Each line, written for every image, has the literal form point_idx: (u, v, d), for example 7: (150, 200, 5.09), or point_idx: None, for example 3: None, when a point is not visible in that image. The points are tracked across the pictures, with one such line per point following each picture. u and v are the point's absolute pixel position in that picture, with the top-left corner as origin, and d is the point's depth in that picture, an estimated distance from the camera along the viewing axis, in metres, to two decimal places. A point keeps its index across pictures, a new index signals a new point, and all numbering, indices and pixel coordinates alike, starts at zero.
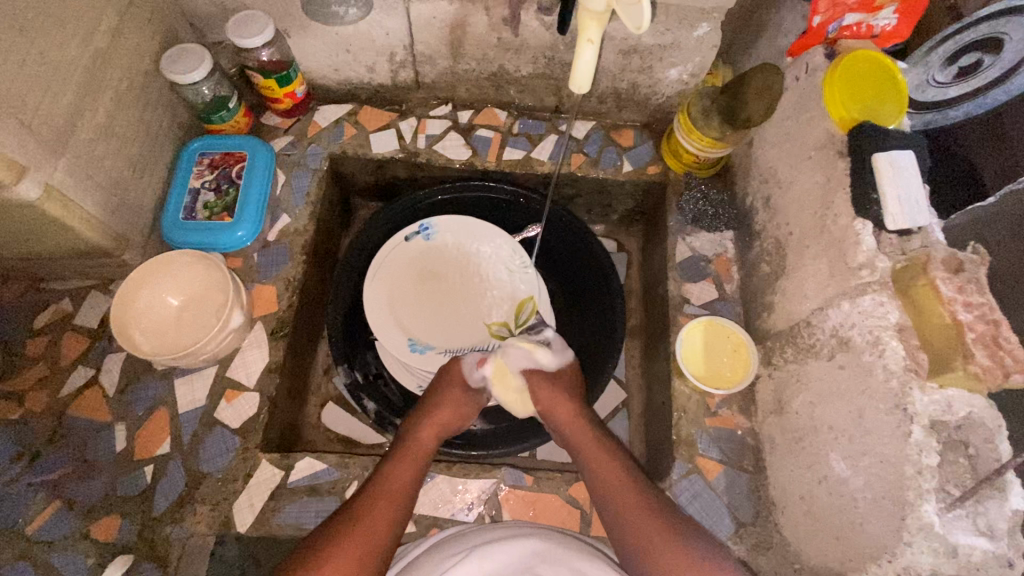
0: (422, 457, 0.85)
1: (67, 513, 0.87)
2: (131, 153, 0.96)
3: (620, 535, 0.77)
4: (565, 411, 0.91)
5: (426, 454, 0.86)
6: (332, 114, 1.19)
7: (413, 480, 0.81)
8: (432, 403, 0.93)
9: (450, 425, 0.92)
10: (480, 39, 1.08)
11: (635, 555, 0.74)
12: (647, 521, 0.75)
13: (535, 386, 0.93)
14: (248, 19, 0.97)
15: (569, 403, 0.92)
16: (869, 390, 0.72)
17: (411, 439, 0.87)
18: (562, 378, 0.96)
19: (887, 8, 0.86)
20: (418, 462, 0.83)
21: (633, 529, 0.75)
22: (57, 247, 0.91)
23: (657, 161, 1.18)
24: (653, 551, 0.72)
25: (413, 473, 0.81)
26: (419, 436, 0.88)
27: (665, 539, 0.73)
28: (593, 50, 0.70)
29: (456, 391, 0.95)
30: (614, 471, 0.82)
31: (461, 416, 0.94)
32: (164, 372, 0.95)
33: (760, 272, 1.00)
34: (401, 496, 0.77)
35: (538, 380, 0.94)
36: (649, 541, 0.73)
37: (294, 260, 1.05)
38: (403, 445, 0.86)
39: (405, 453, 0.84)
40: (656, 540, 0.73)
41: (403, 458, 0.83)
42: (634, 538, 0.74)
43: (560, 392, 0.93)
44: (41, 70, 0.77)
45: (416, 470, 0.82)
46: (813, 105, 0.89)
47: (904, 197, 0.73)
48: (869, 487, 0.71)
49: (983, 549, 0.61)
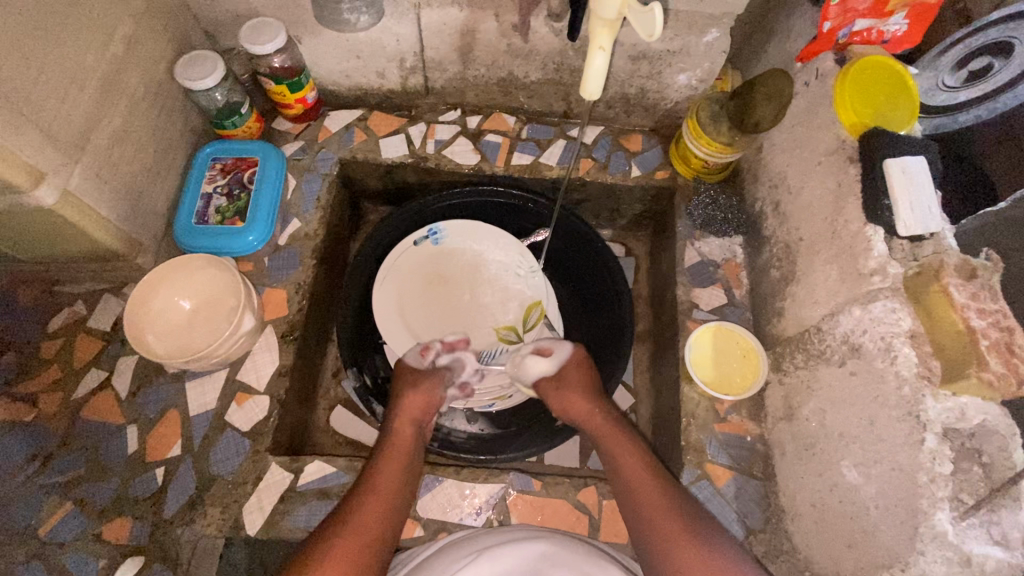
0: (404, 451, 0.85)
1: (80, 515, 0.87)
2: (146, 158, 0.97)
3: (636, 533, 0.77)
4: (582, 406, 0.93)
5: (408, 448, 0.87)
6: (343, 120, 1.20)
7: (399, 475, 0.81)
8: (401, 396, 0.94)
9: (427, 413, 0.93)
10: (489, 45, 1.08)
11: (651, 551, 0.74)
12: (662, 520, 0.74)
13: (543, 391, 0.97)
14: (261, 26, 0.98)
15: (583, 395, 0.94)
16: (880, 396, 0.72)
17: (390, 437, 0.88)
18: (569, 378, 0.97)
19: (898, 14, 0.85)
20: (401, 456, 0.84)
21: (649, 525, 0.75)
22: (73, 251, 0.92)
23: (666, 166, 1.18)
24: (668, 554, 0.72)
25: (401, 469, 0.82)
26: (397, 433, 0.88)
27: (682, 538, 0.72)
28: (604, 57, 0.70)
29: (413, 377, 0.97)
30: (632, 466, 0.82)
31: (429, 397, 0.94)
32: (176, 375, 0.96)
33: (769, 278, 1.00)
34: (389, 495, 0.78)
35: (545, 387, 0.97)
36: (664, 543, 0.73)
37: (304, 264, 1.06)
38: (385, 444, 0.87)
39: (388, 451, 0.85)
40: (671, 535, 0.73)
41: (386, 456, 0.84)
42: (651, 534, 0.75)
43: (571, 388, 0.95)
44: (59, 77, 0.78)
45: (399, 465, 0.83)
46: (823, 111, 0.89)
47: (917, 203, 0.73)
48: (881, 494, 0.70)
49: (997, 559, 0.60)
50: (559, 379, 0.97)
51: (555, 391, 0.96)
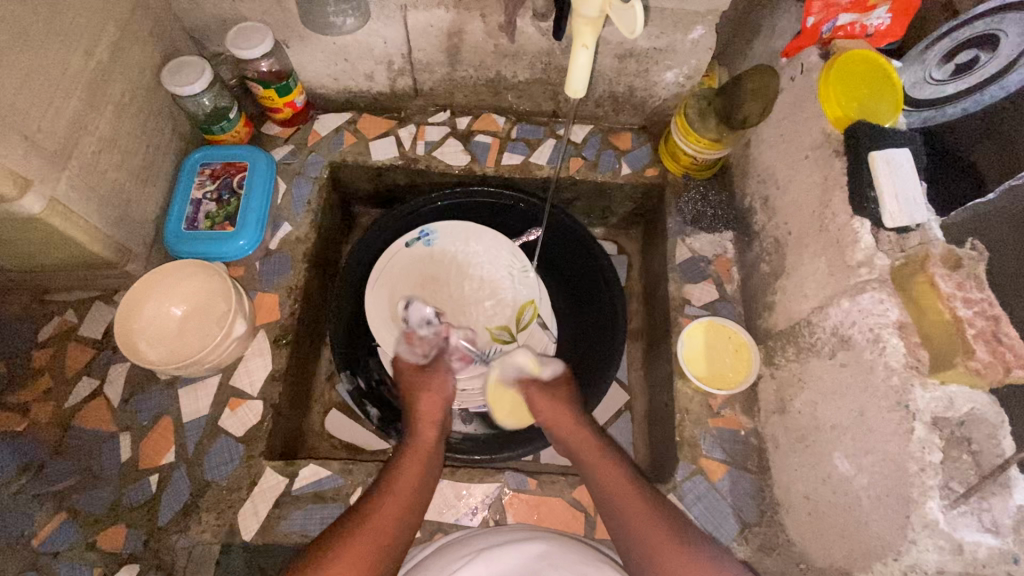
0: (426, 454, 0.86)
1: (73, 524, 0.87)
2: (134, 165, 0.97)
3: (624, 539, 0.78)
4: (569, 417, 0.94)
5: (430, 451, 0.88)
6: (332, 123, 1.20)
7: (420, 477, 0.82)
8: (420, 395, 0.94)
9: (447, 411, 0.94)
10: (477, 46, 1.09)
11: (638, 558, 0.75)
12: (650, 532, 0.75)
13: (533, 397, 0.98)
14: (247, 30, 0.98)
15: (567, 410, 0.95)
16: (870, 387, 0.72)
17: (414, 436, 0.88)
18: (560, 390, 0.99)
19: (880, 8, 0.86)
20: (423, 458, 0.85)
21: (638, 534, 0.76)
22: (63, 259, 0.92)
23: (655, 163, 1.18)
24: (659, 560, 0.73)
25: (423, 469, 0.83)
26: (418, 435, 0.89)
27: (671, 546, 0.73)
28: (588, 55, 0.70)
29: (430, 372, 0.97)
30: (618, 481, 0.82)
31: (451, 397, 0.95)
32: (168, 382, 0.96)
33: (760, 272, 1.00)
34: (410, 497, 0.78)
35: (535, 395, 0.98)
36: (653, 550, 0.74)
37: (296, 268, 1.06)
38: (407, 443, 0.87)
39: (410, 452, 0.86)
40: (662, 546, 0.74)
41: (409, 456, 0.84)
42: (640, 544, 0.75)
43: (553, 400, 0.97)
44: (43, 85, 0.78)
45: (421, 467, 0.83)
46: (809, 105, 0.89)
47: (902, 194, 0.73)
48: (872, 485, 0.71)
49: (989, 546, 0.60)
50: (552, 389, 0.99)
51: (543, 401, 0.97)
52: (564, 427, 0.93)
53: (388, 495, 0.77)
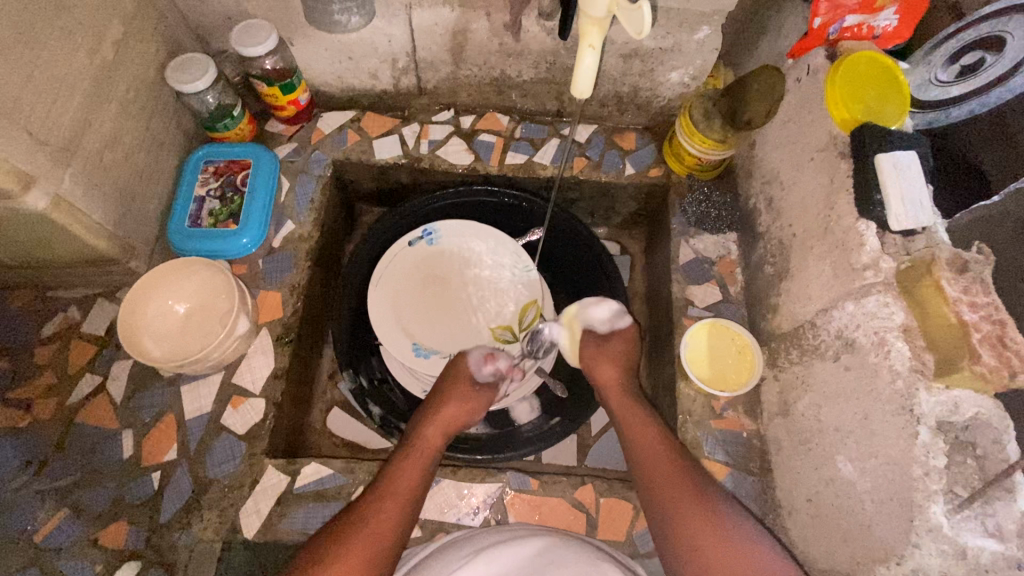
0: (430, 455, 0.85)
1: (75, 520, 0.87)
2: (137, 161, 0.97)
3: (650, 506, 0.78)
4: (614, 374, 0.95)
5: (434, 452, 0.86)
6: (336, 121, 1.19)
7: (420, 479, 0.81)
8: (435, 400, 0.93)
9: (460, 421, 0.92)
10: (481, 45, 1.08)
11: (665, 532, 0.75)
12: (671, 496, 0.76)
13: (584, 347, 1.00)
14: (251, 28, 0.98)
15: (613, 362, 0.96)
16: (874, 391, 0.72)
17: (419, 438, 0.87)
18: (606, 345, 0.99)
19: (888, 9, 0.86)
20: (426, 460, 0.83)
21: (663, 503, 0.76)
22: (66, 256, 0.92)
23: (659, 163, 1.18)
24: (679, 528, 0.73)
25: (424, 473, 0.82)
26: (426, 434, 0.88)
27: (695, 519, 0.73)
28: (594, 55, 0.70)
29: (465, 386, 0.96)
30: (650, 441, 0.83)
31: (470, 409, 0.94)
32: (170, 379, 0.96)
33: (763, 274, 1.00)
34: (407, 499, 0.77)
35: (586, 345, 1.00)
36: (678, 520, 0.74)
37: (298, 266, 1.05)
38: (411, 443, 0.86)
39: (412, 452, 0.84)
40: (683, 514, 0.74)
41: (411, 457, 0.83)
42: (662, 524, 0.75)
43: (598, 351, 0.98)
44: (48, 82, 0.78)
45: (421, 469, 0.82)
46: (815, 107, 0.89)
47: (908, 197, 0.73)
48: (876, 489, 0.70)
49: (992, 551, 0.60)
50: (601, 342, 0.99)
51: (593, 351, 0.98)
52: (606, 376, 0.95)
53: (384, 496, 0.76)
